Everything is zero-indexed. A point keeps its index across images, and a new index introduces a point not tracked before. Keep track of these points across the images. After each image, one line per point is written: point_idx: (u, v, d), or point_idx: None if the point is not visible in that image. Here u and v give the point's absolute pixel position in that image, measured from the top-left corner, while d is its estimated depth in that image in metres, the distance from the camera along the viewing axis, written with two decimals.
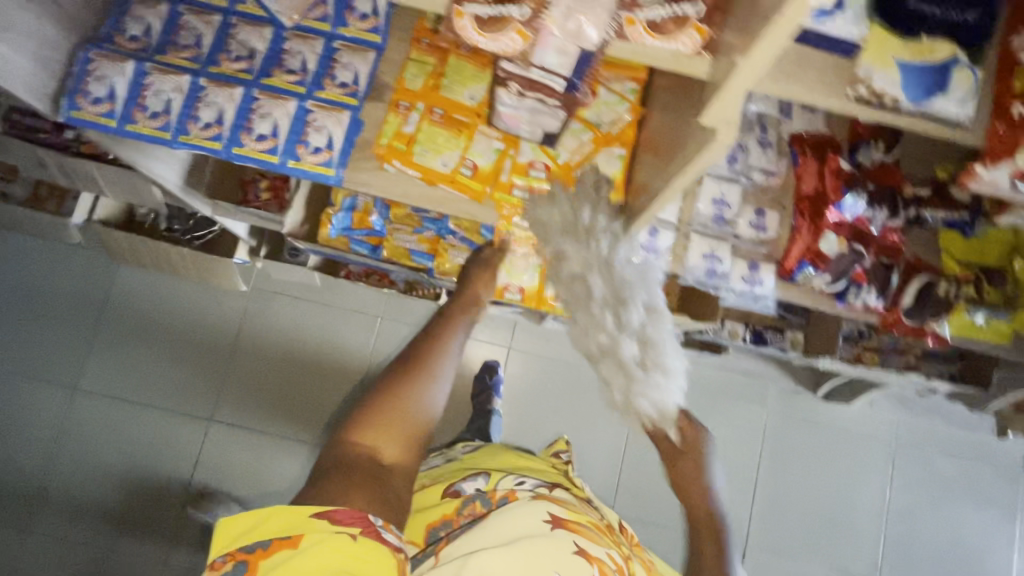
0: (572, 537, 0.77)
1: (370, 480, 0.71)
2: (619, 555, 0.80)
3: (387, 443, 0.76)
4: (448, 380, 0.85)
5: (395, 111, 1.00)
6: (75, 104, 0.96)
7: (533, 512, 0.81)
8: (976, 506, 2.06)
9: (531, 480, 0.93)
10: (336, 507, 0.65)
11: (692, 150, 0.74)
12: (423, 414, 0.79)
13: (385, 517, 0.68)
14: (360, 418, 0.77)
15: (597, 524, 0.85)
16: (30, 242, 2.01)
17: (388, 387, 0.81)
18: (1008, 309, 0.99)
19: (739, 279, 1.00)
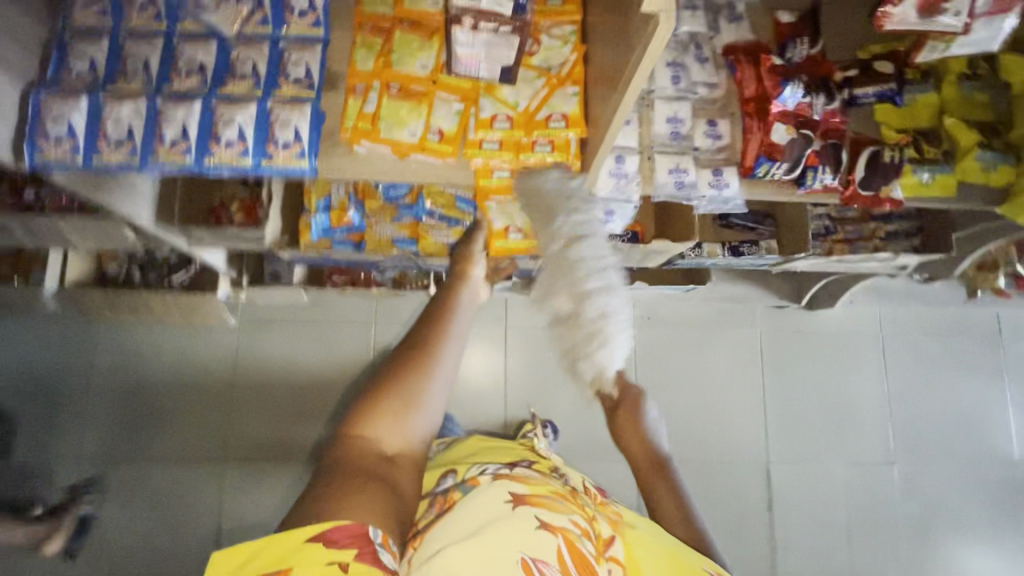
0: (534, 510, 0.85)
1: (373, 479, 0.72)
2: (582, 518, 0.87)
3: (392, 438, 0.76)
4: (450, 366, 0.81)
5: (353, 94, 1.03)
6: (38, 147, 0.98)
7: (497, 496, 0.89)
8: (962, 375, 2.20)
9: (492, 467, 1.04)
10: (331, 527, 0.65)
11: (642, 54, 0.78)
12: (427, 408, 0.78)
13: (386, 529, 0.69)
14: (365, 413, 0.77)
15: (561, 493, 0.93)
16: (2, 322, 1.97)
17: (391, 381, 0.78)
18: (948, 163, 1.08)
19: (706, 185, 1.07)
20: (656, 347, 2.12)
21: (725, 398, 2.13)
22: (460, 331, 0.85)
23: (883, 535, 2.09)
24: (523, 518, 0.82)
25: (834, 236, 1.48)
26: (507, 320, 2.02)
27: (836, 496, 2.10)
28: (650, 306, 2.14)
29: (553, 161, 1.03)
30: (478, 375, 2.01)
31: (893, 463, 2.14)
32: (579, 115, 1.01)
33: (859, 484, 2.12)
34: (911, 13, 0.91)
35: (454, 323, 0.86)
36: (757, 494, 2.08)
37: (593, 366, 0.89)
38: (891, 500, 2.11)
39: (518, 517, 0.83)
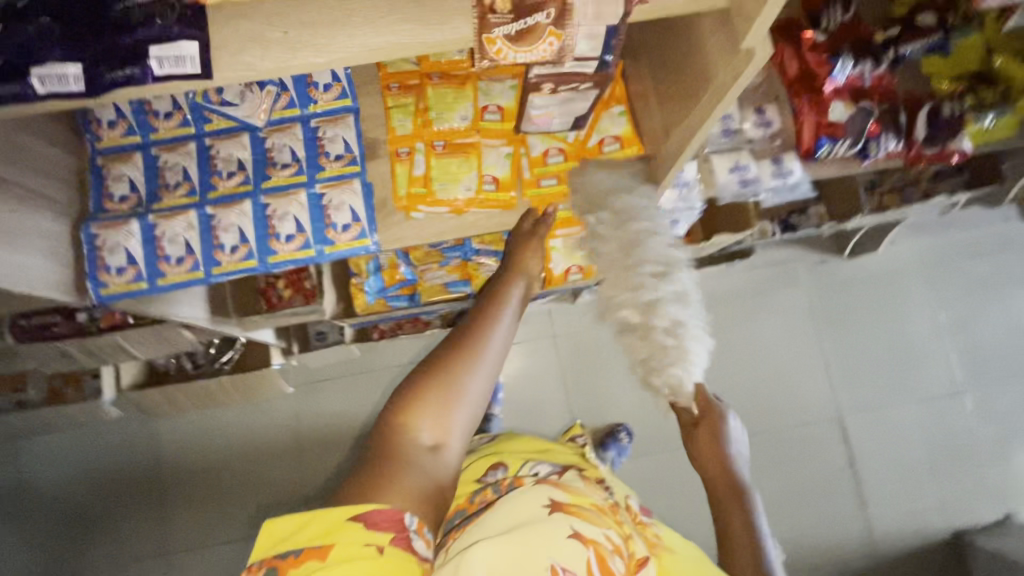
0: (571, 520, 0.68)
1: (412, 469, 0.70)
2: (620, 534, 0.71)
3: (433, 430, 0.72)
4: (497, 356, 0.76)
5: (398, 160, 1.01)
6: (102, 282, 0.96)
7: (533, 495, 0.72)
8: (1019, 289, 2.16)
9: (545, 468, 0.88)
10: (372, 509, 0.65)
11: (710, 103, 0.70)
12: (471, 399, 0.74)
13: (420, 517, 0.67)
14: (406, 400, 0.73)
15: (604, 505, 0.77)
16: (63, 436, 1.97)
17: (434, 367, 0.74)
18: (1007, 103, 1.06)
19: (770, 177, 1.04)
20: (707, 326, 2.10)
21: (785, 362, 2.10)
22: (507, 316, 0.81)
23: (969, 465, 2.07)
24: (554, 526, 0.66)
25: (882, 187, 1.42)
26: (556, 330, 2.01)
27: (914, 436, 2.08)
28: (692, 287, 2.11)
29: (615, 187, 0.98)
30: (538, 392, 1.99)
31: (964, 392, 2.11)
32: (632, 134, 0.96)
33: (934, 420, 2.09)
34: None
35: (500, 309, 0.81)
36: (836, 451, 2.07)
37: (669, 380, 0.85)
38: (970, 430, 2.09)
39: (550, 523, 0.67)
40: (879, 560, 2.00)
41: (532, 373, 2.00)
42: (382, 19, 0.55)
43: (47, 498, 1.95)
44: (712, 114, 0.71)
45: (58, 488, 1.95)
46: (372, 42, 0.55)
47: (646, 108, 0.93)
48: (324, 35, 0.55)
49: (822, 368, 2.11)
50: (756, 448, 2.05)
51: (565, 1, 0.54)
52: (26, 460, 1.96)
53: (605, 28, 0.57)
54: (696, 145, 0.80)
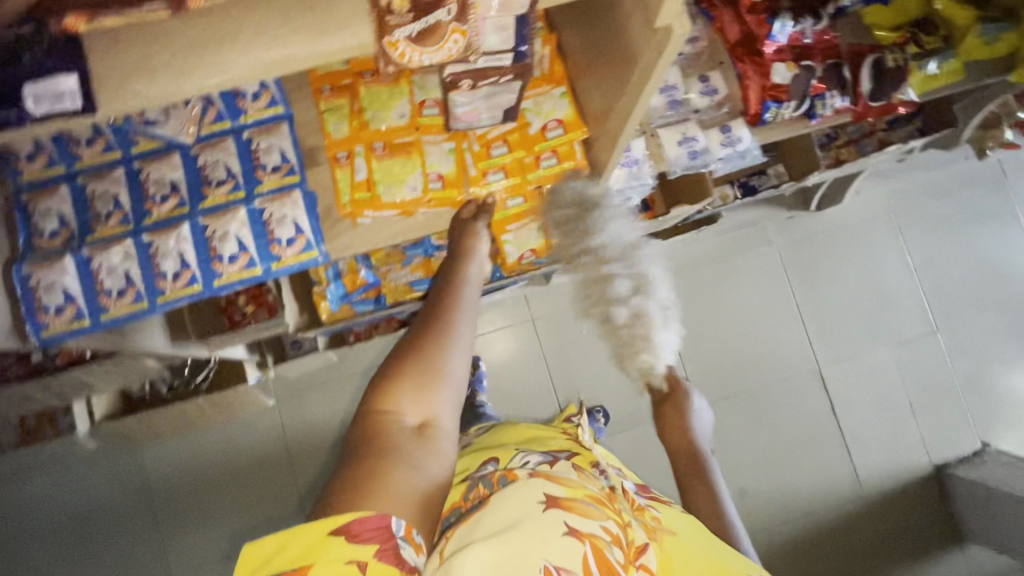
0: (565, 514, 0.68)
1: (398, 461, 0.62)
2: (619, 523, 0.71)
3: (415, 411, 0.65)
4: (469, 326, 0.73)
5: (338, 165, 0.98)
6: (42, 324, 0.92)
7: (529, 493, 0.71)
8: (983, 225, 2.19)
9: (535, 457, 0.82)
10: (353, 520, 0.56)
11: (640, 83, 0.68)
12: (452, 369, 0.68)
13: (409, 520, 0.59)
14: (384, 381, 0.67)
15: (600, 495, 0.75)
16: (47, 474, 1.94)
17: (407, 349, 0.69)
18: (951, 47, 1.05)
19: (719, 146, 1.02)
20: (682, 295, 2.10)
21: (762, 320, 2.12)
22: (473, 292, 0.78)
23: (945, 402, 2.12)
24: (547, 523, 0.66)
25: (838, 140, 1.44)
26: (534, 313, 2.00)
27: (892, 379, 2.13)
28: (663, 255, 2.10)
29: (563, 172, 0.97)
30: (522, 377, 1.98)
31: (937, 331, 2.15)
32: (575, 117, 0.94)
33: (910, 361, 2.14)
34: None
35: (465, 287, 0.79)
36: (817, 402, 2.11)
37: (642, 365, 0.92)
38: (945, 367, 2.14)
39: (543, 521, 0.67)
40: (867, 500, 2.07)
41: (514, 358, 1.99)
42: (276, 31, 0.51)
43: (39, 537, 1.92)
44: (643, 92, 0.68)
45: (47, 526, 1.93)
46: (267, 56, 0.51)
47: (585, 83, 0.89)
48: (216, 54, 0.51)
49: (798, 323, 2.13)
50: (741, 408, 2.08)
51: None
52: (12, 502, 1.93)
53: (513, 18, 0.55)
54: (636, 124, 0.77)
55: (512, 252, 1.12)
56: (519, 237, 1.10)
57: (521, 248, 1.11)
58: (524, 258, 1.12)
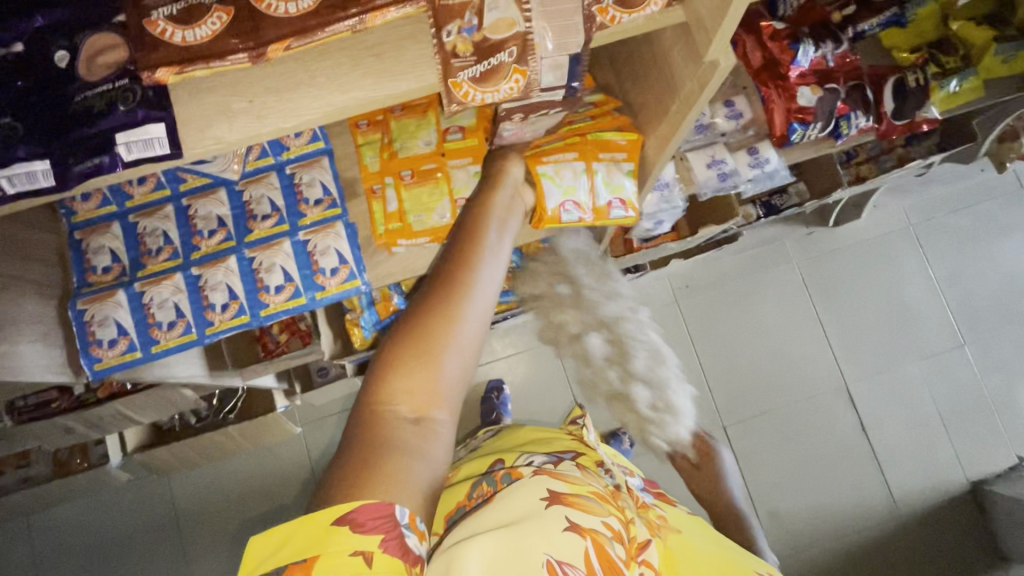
0: (567, 510, 0.67)
1: (403, 460, 0.56)
2: (620, 519, 0.71)
3: (411, 398, 0.59)
4: (480, 299, 0.63)
5: (373, 197, 1.01)
6: (95, 357, 0.95)
7: (530, 489, 0.71)
8: (1003, 236, 2.18)
9: (539, 456, 0.82)
10: (356, 507, 0.52)
11: (681, 110, 0.71)
12: (457, 348, 0.61)
13: (413, 507, 0.55)
14: (384, 367, 0.60)
15: (604, 492, 0.75)
16: (77, 505, 1.95)
17: (406, 324, 0.62)
18: (971, 66, 1.07)
19: (747, 167, 1.05)
20: (704, 313, 2.11)
21: (785, 337, 2.12)
22: (488, 255, 0.67)
23: (976, 418, 2.09)
24: (549, 519, 0.66)
25: (857, 158, 1.46)
26: None
27: (920, 394, 2.10)
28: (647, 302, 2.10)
29: (602, 125, 0.86)
30: (546, 399, 1.98)
31: (963, 344, 2.13)
32: (604, 94, 0.88)
33: (940, 376, 2.11)
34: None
35: (480, 249, 0.67)
36: (846, 420, 2.08)
37: (667, 436, 1.10)
38: (973, 380, 2.11)
39: (545, 518, 0.66)
40: (902, 519, 2.02)
41: (537, 381, 1.99)
42: (347, 75, 0.55)
43: (68, 570, 1.92)
44: (685, 122, 0.71)
45: (75, 559, 1.93)
46: (339, 100, 0.55)
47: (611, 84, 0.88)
48: (290, 100, 0.55)
49: (822, 340, 2.12)
50: (766, 426, 2.06)
51: (526, 38, 0.54)
52: (41, 534, 1.94)
53: (569, 57, 0.57)
54: (671, 152, 0.81)
55: (550, 192, 0.81)
56: (560, 174, 0.82)
57: (563, 190, 0.82)
58: (567, 208, 0.82)
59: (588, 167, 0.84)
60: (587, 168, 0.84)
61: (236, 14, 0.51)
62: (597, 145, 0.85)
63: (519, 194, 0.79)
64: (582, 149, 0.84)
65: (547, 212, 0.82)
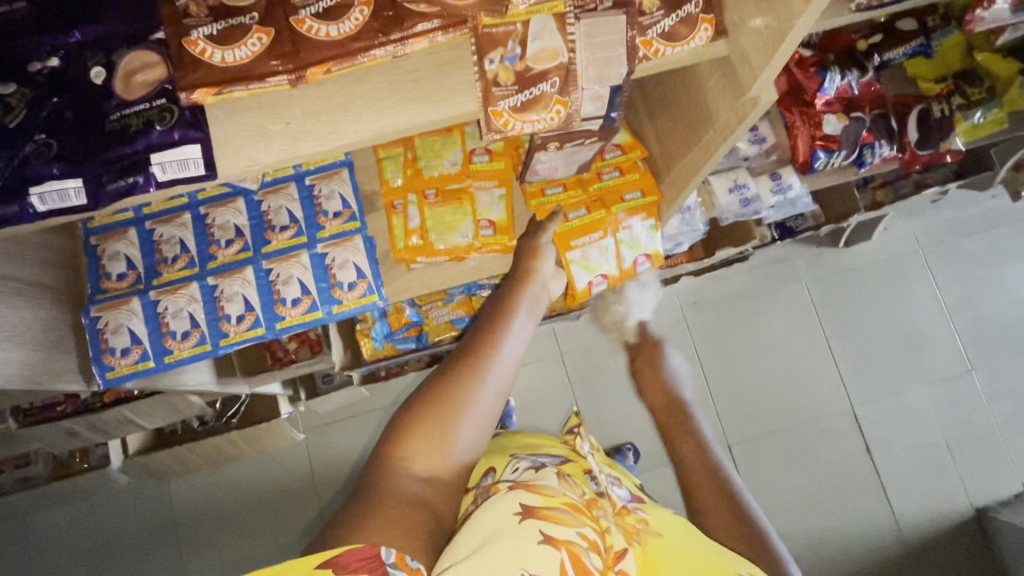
0: (541, 523, 0.63)
1: (414, 509, 0.58)
2: (596, 530, 0.67)
3: (427, 457, 0.62)
4: (505, 375, 0.67)
5: (394, 212, 1.00)
6: (108, 365, 0.94)
7: (504, 504, 0.66)
8: (1013, 262, 2.18)
9: (523, 463, 0.76)
10: (342, 550, 0.51)
11: (714, 140, 0.70)
12: (475, 417, 0.64)
13: (402, 549, 0.54)
14: (405, 422, 0.63)
15: (579, 502, 0.70)
16: (74, 506, 1.92)
17: (432, 386, 0.65)
18: (994, 98, 1.07)
19: (769, 193, 1.04)
20: (710, 330, 2.10)
21: (792, 357, 2.11)
22: (516, 330, 0.70)
23: (982, 443, 2.08)
24: (522, 534, 0.61)
25: (874, 182, 1.44)
26: (562, 347, 1.99)
27: (926, 418, 2.09)
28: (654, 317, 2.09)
29: (627, 183, 0.89)
30: (550, 411, 1.95)
31: (970, 368, 2.12)
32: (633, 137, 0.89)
33: (947, 400, 2.11)
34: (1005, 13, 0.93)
35: (508, 324, 0.71)
36: (851, 442, 2.07)
37: (615, 318, 1.16)
38: (979, 406, 2.10)
39: (518, 532, 0.62)
40: (906, 544, 2.01)
41: (542, 393, 1.97)
42: (386, 100, 0.54)
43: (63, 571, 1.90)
44: (718, 150, 0.71)
45: (71, 560, 1.91)
46: (377, 124, 0.54)
47: (638, 113, 0.89)
48: (328, 123, 0.54)
49: (829, 361, 2.12)
50: (770, 445, 2.05)
51: (569, 68, 0.54)
52: (38, 535, 1.92)
53: (610, 89, 0.56)
54: (701, 179, 0.81)
55: (579, 273, 0.88)
56: (587, 256, 0.88)
57: (591, 268, 0.89)
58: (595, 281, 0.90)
59: (614, 242, 0.89)
60: (613, 242, 0.89)
61: (276, 36, 0.51)
62: (623, 213, 0.88)
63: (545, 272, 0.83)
64: (607, 225, 0.88)
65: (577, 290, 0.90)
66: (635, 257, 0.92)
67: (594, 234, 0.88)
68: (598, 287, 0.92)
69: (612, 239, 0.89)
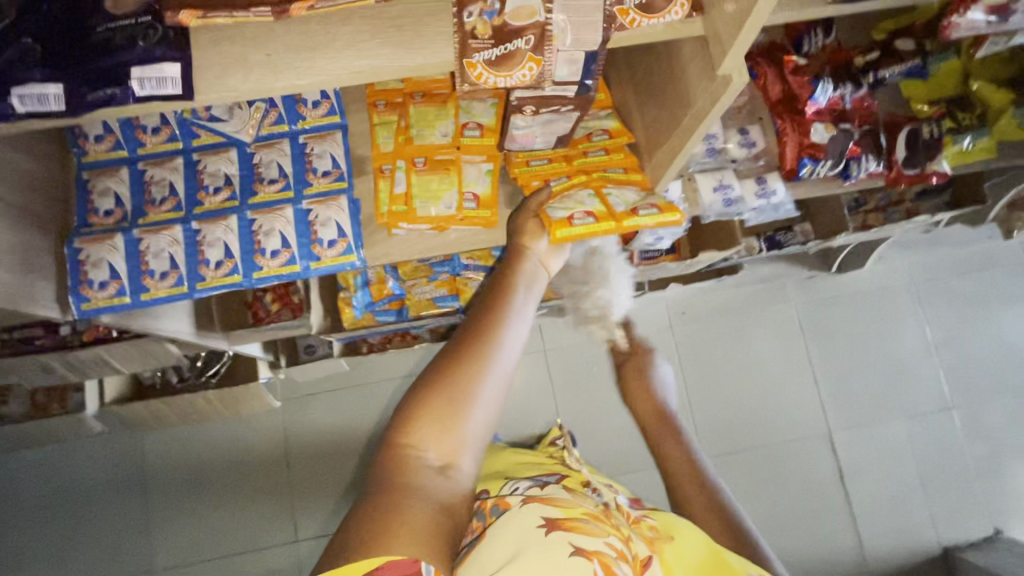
0: (569, 535, 0.62)
1: (438, 508, 0.55)
2: (620, 538, 0.65)
3: (439, 447, 0.57)
4: (511, 354, 0.62)
5: (381, 176, 1.02)
6: (84, 297, 0.95)
7: (523, 520, 0.64)
8: (1005, 305, 2.17)
9: (524, 482, 0.75)
10: (387, 563, 0.50)
11: (691, 123, 0.72)
12: (486, 402, 0.59)
13: (437, 561, 0.53)
14: (412, 415, 0.58)
15: (597, 512, 0.69)
16: (47, 450, 1.94)
17: (439, 372, 0.59)
18: (985, 126, 1.08)
19: (753, 196, 1.05)
20: (695, 342, 2.11)
21: (774, 375, 2.11)
22: (521, 310, 0.65)
23: (957, 483, 2.07)
24: (552, 548, 0.60)
25: (866, 206, 1.47)
26: (546, 343, 1.92)
27: (903, 452, 2.09)
28: (640, 322, 2.11)
29: (611, 162, 0.89)
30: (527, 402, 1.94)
31: (952, 408, 2.11)
32: (619, 123, 0.91)
33: (926, 436, 2.10)
34: (980, 21, 0.91)
35: (512, 300, 0.66)
36: (827, 467, 2.06)
37: (596, 303, 0.98)
38: (958, 446, 2.09)
39: (544, 546, 0.60)
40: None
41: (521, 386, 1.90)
42: (365, 42, 0.56)
43: (29, 514, 1.91)
44: (694, 134, 0.72)
45: (37, 504, 1.91)
46: (354, 64, 0.56)
47: (626, 101, 0.91)
48: (307, 58, 0.56)
49: (812, 384, 2.12)
50: (744, 464, 2.05)
51: (545, 28, 0.55)
52: (8, 475, 1.93)
53: (585, 54, 0.58)
54: (678, 166, 0.82)
55: (557, 213, 0.80)
56: (566, 200, 0.82)
57: (568, 209, 0.80)
58: (577, 214, 0.78)
59: (597, 194, 0.84)
60: (595, 193, 0.84)
61: None
62: (606, 180, 0.87)
63: (543, 254, 0.76)
64: (587, 184, 0.85)
65: (553, 220, 0.78)
66: (630, 205, 0.82)
67: (575, 189, 0.85)
68: (581, 220, 0.78)
69: (591, 188, 0.84)
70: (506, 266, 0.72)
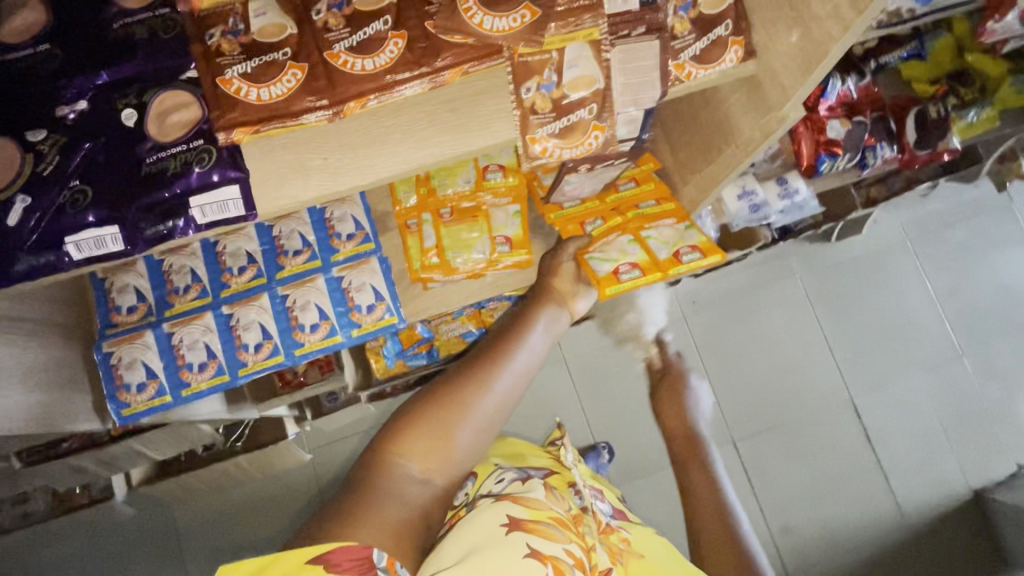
0: (529, 536, 0.60)
1: (409, 511, 0.59)
2: (583, 547, 0.63)
3: (423, 458, 0.62)
4: (513, 385, 0.66)
5: (408, 232, 1.00)
6: (123, 403, 0.91)
7: (488, 515, 0.62)
8: (996, 248, 2.24)
9: (509, 474, 0.74)
10: (335, 547, 0.50)
11: (737, 155, 0.75)
12: (476, 422, 0.63)
13: (391, 552, 0.54)
14: (405, 420, 0.63)
15: (565, 518, 0.67)
16: (74, 540, 1.87)
17: (440, 386, 0.65)
18: (986, 99, 1.11)
19: (777, 198, 1.06)
20: (709, 329, 2.13)
21: (790, 349, 2.15)
22: (531, 345, 0.69)
23: (975, 426, 2.13)
24: (509, 545, 0.58)
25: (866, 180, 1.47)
26: None
27: (922, 403, 2.14)
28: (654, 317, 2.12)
29: (643, 194, 0.89)
30: None
31: (962, 355, 2.18)
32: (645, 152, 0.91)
33: (942, 386, 2.16)
34: None
35: (525, 335, 0.70)
36: (854, 431, 2.11)
37: None
38: (973, 390, 2.16)
39: (504, 544, 0.58)
40: (912, 528, 2.05)
41: None
42: (422, 131, 0.58)
43: None
44: (739, 164, 0.76)
45: None
46: (416, 155, 0.58)
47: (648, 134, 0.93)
48: (367, 156, 0.58)
49: (827, 351, 2.16)
50: (775, 440, 2.08)
51: (605, 95, 0.58)
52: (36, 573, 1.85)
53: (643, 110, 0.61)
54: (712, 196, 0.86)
55: (601, 266, 0.80)
56: (606, 249, 0.82)
57: (613, 260, 0.80)
58: (623, 268, 0.79)
59: (637, 238, 0.83)
60: (634, 237, 0.83)
61: (310, 70, 0.52)
62: (642, 220, 0.86)
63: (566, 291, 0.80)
64: (626, 227, 0.85)
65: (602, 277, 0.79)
66: (671, 248, 0.82)
67: (610, 235, 0.85)
68: (627, 273, 0.79)
69: (631, 231, 0.84)
70: (528, 304, 0.77)
